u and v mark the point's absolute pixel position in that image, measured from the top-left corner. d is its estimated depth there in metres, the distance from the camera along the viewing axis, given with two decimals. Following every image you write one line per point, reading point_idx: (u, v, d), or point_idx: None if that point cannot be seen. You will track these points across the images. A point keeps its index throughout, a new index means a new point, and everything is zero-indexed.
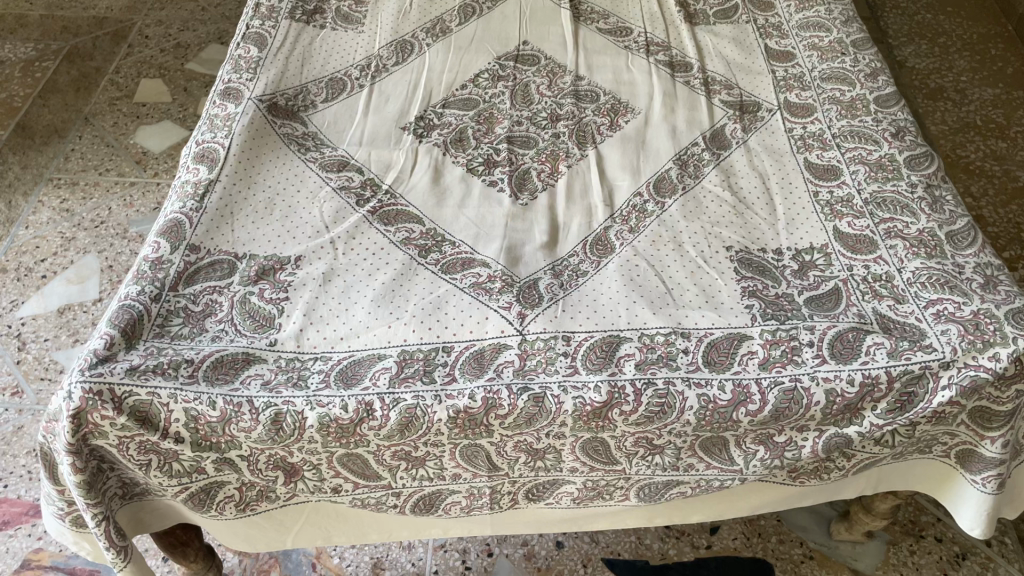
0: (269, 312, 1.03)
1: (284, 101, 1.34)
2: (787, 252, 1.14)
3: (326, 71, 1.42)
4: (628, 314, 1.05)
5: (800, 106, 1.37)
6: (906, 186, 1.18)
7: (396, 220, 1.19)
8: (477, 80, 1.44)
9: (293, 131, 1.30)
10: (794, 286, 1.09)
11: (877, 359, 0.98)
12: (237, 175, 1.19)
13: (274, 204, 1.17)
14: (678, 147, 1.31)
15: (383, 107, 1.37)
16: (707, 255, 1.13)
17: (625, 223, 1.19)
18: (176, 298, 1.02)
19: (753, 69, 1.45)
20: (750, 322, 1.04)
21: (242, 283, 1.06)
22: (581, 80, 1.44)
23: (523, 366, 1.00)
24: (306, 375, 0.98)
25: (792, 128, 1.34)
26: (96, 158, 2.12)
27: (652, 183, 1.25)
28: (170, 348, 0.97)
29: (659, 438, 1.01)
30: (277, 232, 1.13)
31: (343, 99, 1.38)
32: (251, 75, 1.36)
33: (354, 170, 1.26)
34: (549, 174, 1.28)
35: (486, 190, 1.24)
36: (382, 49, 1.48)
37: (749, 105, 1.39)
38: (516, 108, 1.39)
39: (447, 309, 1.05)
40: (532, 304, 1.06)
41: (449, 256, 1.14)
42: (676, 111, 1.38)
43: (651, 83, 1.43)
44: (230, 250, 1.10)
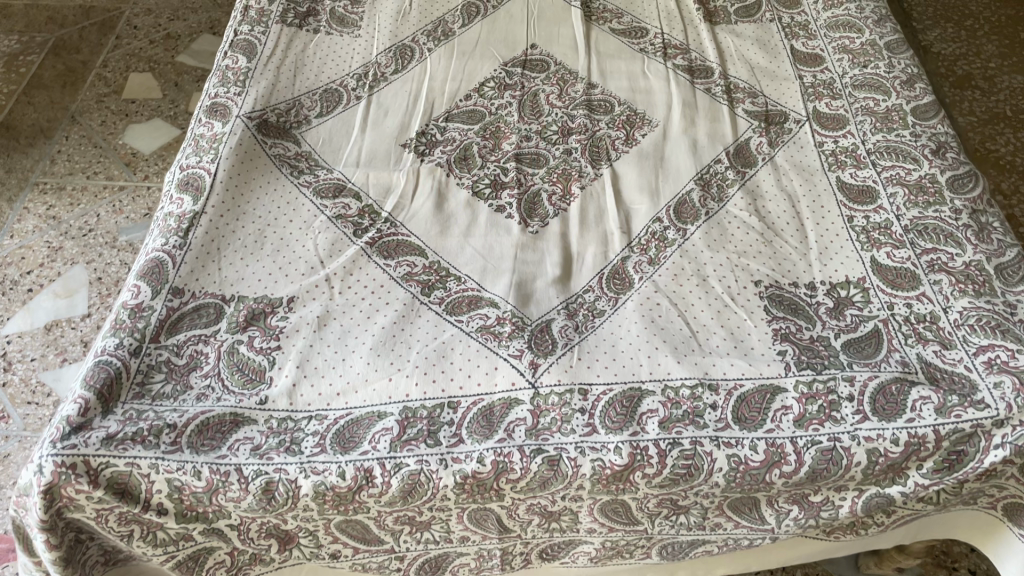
0: (259, 364, 0.95)
1: (275, 117, 1.24)
2: (821, 287, 1.05)
3: (320, 82, 1.32)
4: (650, 362, 0.96)
5: (830, 117, 1.27)
6: (950, 211, 1.09)
7: (397, 253, 1.10)
8: (483, 89, 1.34)
9: (285, 151, 1.21)
10: (829, 328, 1.00)
11: (923, 416, 0.90)
12: (225, 205, 1.10)
13: (265, 237, 1.09)
14: (699, 164, 1.22)
15: (382, 123, 1.28)
16: (735, 292, 1.04)
17: (644, 253, 1.10)
18: (157, 350, 0.94)
19: (779, 75, 1.35)
20: (784, 372, 0.95)
21: (229, 331, 0.98)
22: (593, 88, 1.34)
23: (536, 425, 0.91)
24: (299, 438, 0.89)
25: (822, 142, 1.24)
26: (84, 160, 2.02)
27: (673, 207, 1.16)
28: (150, 410, 0.89)
29: (684, 499, 0.93)
30: (268, 271, 1.05)
31: (338, 113, 1.29)
32: (239, 89, 1.27)
33: (350, 195, 1.16)
34: (561, 196, 1.19)
35: (494, 217, 1.15)
36: (380, 55, 1.38)
37: (775, 115, 1.29)
38: (524, 121, 1.29)
39: (452, 358, 0.97)
40: (546, 351, 0.97)
41: (454, 294, 1.05)
42: (696, 123, 1.28)
43: (670, 91, 1.33)
44: (217, 292, 1.01)
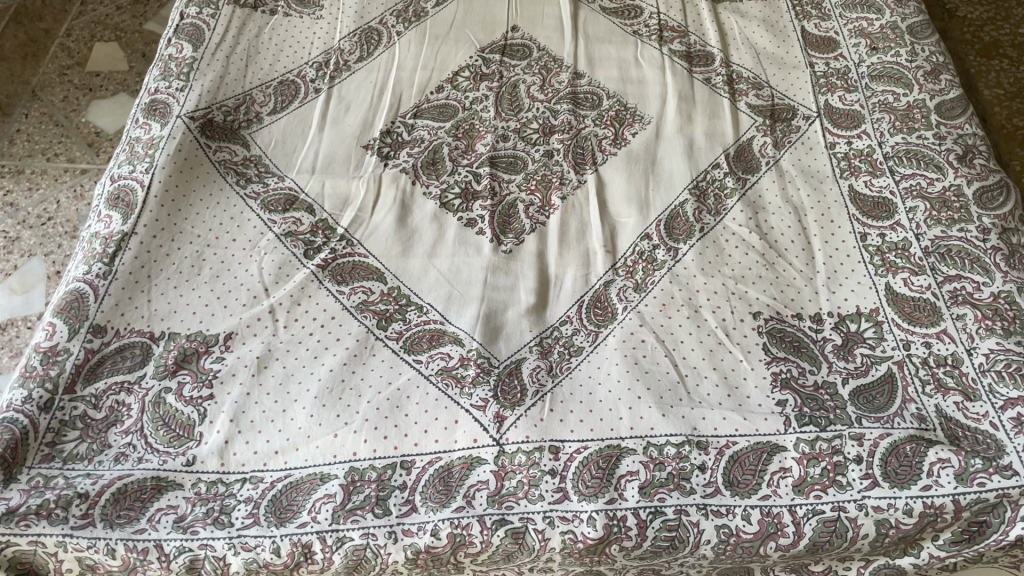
0: (187, 417, 0.84)
1: (222, 116, 1.12)
2: (828, 320, 0.93)
3: (275, 72, 1.19)
4: (631, 414, 0.84)
5: (844, 113, 1.13)
6: (976, 230, 0.96)
7: (351, 278, 0.98)
8: (457, 79, 1.20)
9: (232, 156, 1.08)
10: (836, 371, 0.88)
11: (941, 484, 0.78)
12: (159, 224, 0.98)
13: (203, 261, 0.97)
14: (694, 170, 1.09)
15: (342, 120, 1.15)
16: (730, 327, 0.92)
17: (630, 277, 0.98)
18: (71, 403, 0.83)
19: (787, 62, 1.21)
20: (783, 428, 0.83)
21: (156, 376, 0.87)
22: (580, 78, 1.21)
23: (499, 490, 0.80)
24: (230, 506, 0.79)
25: (833, 143, 1.11)
26: (44, 140, 1.90)
27: (663, 221, 1.03)
28: (60, 477, 0.79)
29: (667, 568, 0.83)
30: (204, 302, 0.93)
31: (294, 108, 1.15)
32: (183, 83, 1.14)
33: (303, 208, 1.04)
34: (539, 207, 1.06)
35: (462, 233, 1.03)
36: (343, 39, 1.24)
37: (782, 111, 1.15)
38: (501, 118, 1.16)
39: (407, 409, 0.85)
40: (513, 402, 0.85)
41: (413, 327, 0.93)
42: (693, 121, 1.15)
43: (665, 82, 1.19)
44: (146, 330, 0.90)
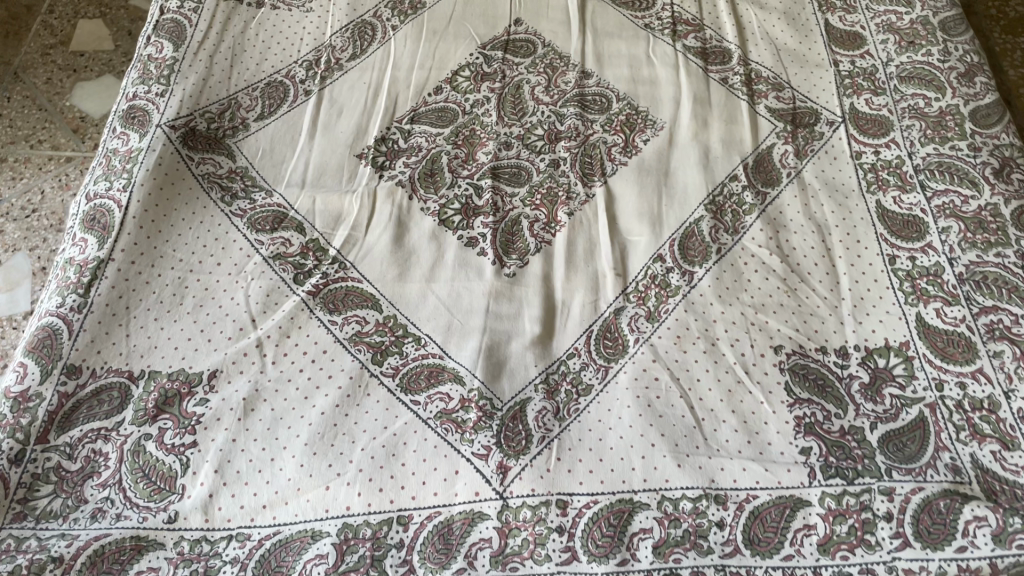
0: (169, 468, 0.79)
1: (205, 124, 1.04)
2: (854, 355, 0.87)
3: (262, 72, 1.11)
4: (644, 464, 0.79)
5: (871, 118, 1.06)
6: (1015, 256, 0.90)
7: (344, 306, 0.91)
8: (456, 79, 1.13)
9: (216, 168, 1.01)
10: (864, 415, 0.82)
11: (978, 546, 0.73)
12: (138, 248, 0.92)
13: (186, 288, 0.90)
14: (710, 183, 1.02)
15: (334, 126, 1.07)
16: (749, 363, 0.86)
17: (641, 304, 0.92)
18: (44, 455, 0.78)
19: (810, 60, 1.13)
20: (808, 481, 0.77)
21: (135, 421, 0.81)
22: (588, 78, 1.13)
23: (502, 549, 0.74)
24: (214, 568, 0.73)
25: (860, 152, 1.03)
26: (27, 126, 1.82)
27: (678, 241, 0.97)
28: (32, 538, 0.73)
29: None
30: (186, 336, 0.87)
31: (282, 113, 1.08)
32: (163, 88, 1.06)
33: (292, 226, 0.97)
34: (545, 224, 1.00)
35: (463, 254, 0.97)
36: (335, 35, 1.16)
37: (804, 115, 1.08)
38: (504, 123, 1.09)
39: (404, 458, 0.80)
40: (518, 450, 0.80)
41: (411, 362, 0.87)
42: (709, 127, 1.07)
43: (679, 82, 1.11)
44: (124, 369, 0.84)
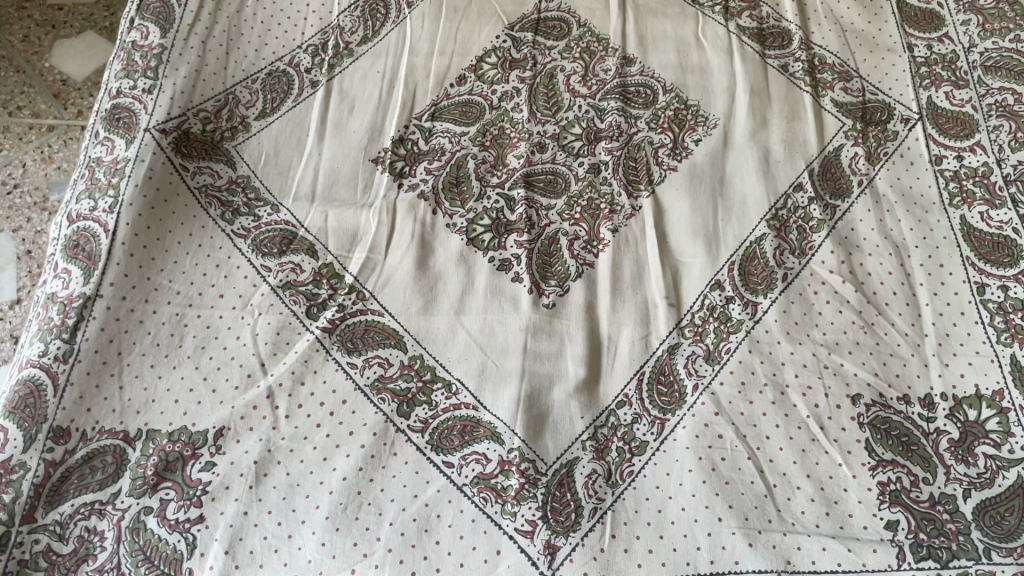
0: (173, 548, 0.69)
1: (200, 125, 0.92)
2: (941, 405, 0.77)
3: (262, 60, 0.98)
4: (711, 543, 0.70)
5: (952, 116, 0.94)
6: None
7: (364, 345, 0.81)
8: (481, 66, 1.00)
9: (214, 179, 0.89)
10: (955, 480, 0.73)
11: None
12: (129, 280, 0.81)
13: (185, 327, 0.80)
14: (772, 194, 0.91)
15: (345, 124, 0.95)
16: (824, 416, 0.76)
17: (699, 342, 0.82)
18: (32, 537, 0.69)
19: (880, 43, 1.00)
20: (897, 564, 0.68)
21: (133, 493, 0.72)
22: (630, 65, 1.00)
23: None
24: None
25: (940, 157, 0.92)
26: (4, 90, 1.58)
27: (737, 264, 0.86)
28: None
29: None
30: (188, 386, 0.77)
31: (287, 109, 0.95)
32: (151, 83, 0.94)
33: (302, 248, 0.86)
34: (587, 243, 0.88)
35: (495, 280, 0.86)
36: (343, 14, 1.03)
37: (876, 110, 0.96)
38: (537, 120, 0.96)
39: (439, 535, 0.70)
40: (567, 526, 0.71)
41: (441, 413, 0.77)
42: (768, 125, 0.95)
43: (733, 70, 0.99)
44: (119, 428, 0.74)
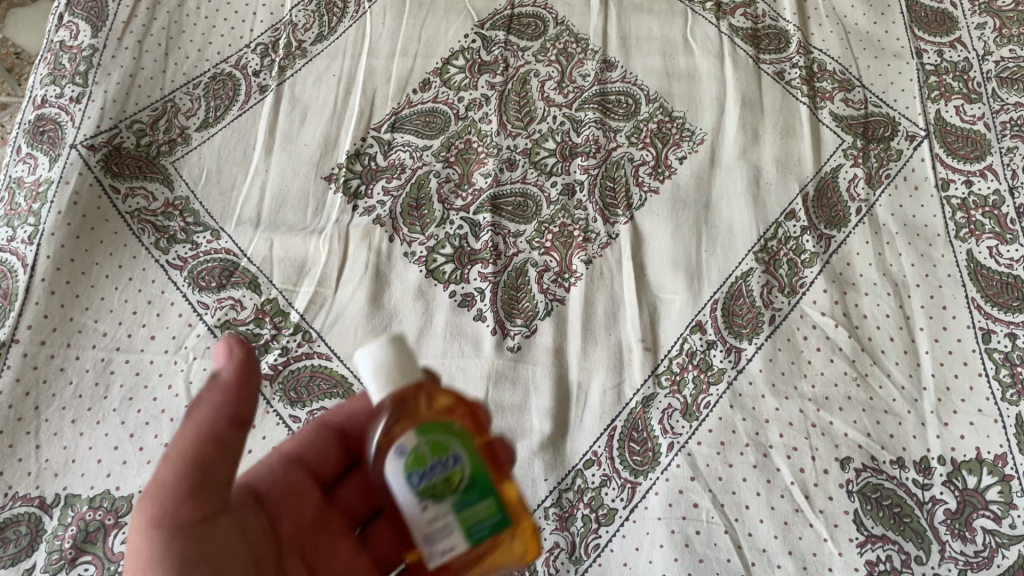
0: None
1: (134, 139, 0.84)
2: (938, 471, 0.71)
3: (205, 61, 0.89)
4: None
5: (962, 134, 0.86)
6: None
7: (309, 394, 0.74)
8: (447, 70, 0.91)
9: (149, 201, 0.81)
10: (951, 558, 0.67)
11: None
12: (50, 322, 0.74)
13: (111, 375, 0.73)
14: (762, 222, 0.82)
15: (295, 136, 0.86)
16: (810, 482, 0.70)
17: (676, 393, 0.75)
18: None
19: (886, 48, 0.91)
20: None
21: (48, 569, 0.65)
22: (610, 70, 0.91)
23: None
24: None
25: (948, 181, 0.83)
26: None
27: (721, 303, 0.78)
28: None
29: None
30: (112, 444, 0.70)
31: (231, 118, 0.87)
32: (80, 90, 0.85)
33: (244, 282, 0.78)
34: (557, 275, 0.81)
35: (456, 319, 0.78)
36: (296, 8, 0.93)
37: (879, 124, 0.87)
38: (507, 133, 0.88)
39: None
40: None
41: None
42: (760, 141, 0.87)
43: (723, 77, 0.90)
44: (34, 494, 0.68)
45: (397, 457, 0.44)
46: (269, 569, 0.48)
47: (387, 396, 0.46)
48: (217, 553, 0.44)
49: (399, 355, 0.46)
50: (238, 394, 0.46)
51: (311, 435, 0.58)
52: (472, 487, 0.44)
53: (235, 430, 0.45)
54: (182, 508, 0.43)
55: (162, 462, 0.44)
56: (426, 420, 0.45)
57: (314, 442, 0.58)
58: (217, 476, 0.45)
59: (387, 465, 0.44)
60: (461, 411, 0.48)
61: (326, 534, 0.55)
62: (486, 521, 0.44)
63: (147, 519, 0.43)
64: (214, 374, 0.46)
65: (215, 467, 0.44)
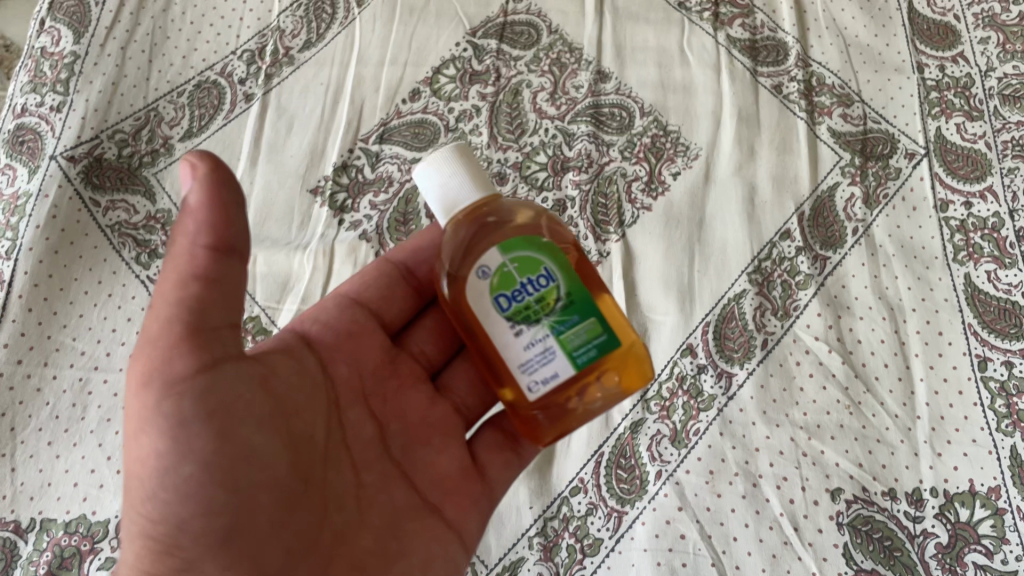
0: None
1: (115, 150, 0.82)
2: (931, 503, 0.69)
3: (189, 69, 0.87)
4: None
5: (963, 152, 0.84)
6: None
7: None
8: (438, 79, 0.89)
9: (129, 215, 0.79)
10: None
11: None
12: (27, 340, 0.73)
13: (89, 395, 0.71)
14: (756, 240, 0.81)
15: (281, 147, 0.85)
16: (799, 514, 0.69)
17: (665, 419, 0.73)
18: None
19: (886, 61, 0.89)
20: None
21: None
22: (604, 81, 0.89)
23: None
24: None
25: (947, 202, 0.82)
26: None
27: (712, 325, 0.77)
28: None
29: None
30: (89, 467, 0.69)
31: (216, 128, 0.85)
32: (61, 99, 0.83)
33: None
34: None
35: None
36: (284, 13, 0.91)
37: (878, 141, 0.85)
38: (497, 145, 0.86)
39: None
40: None
41: None
42: (756, 156, 0.85)
43: (719, 90, 0.88)
44: (9, 518, 0.67)
45: (483, 279, 0.53)
46: (294, 417, 0.49)
47: (462, 211, 0.56)
48: (227, 396, 0.45)
49: (466, 168, 0.56)
50: (218, 216, 0.45)
51: (378, 282, 0.65)
52: (568, 308, 0.52)
53: (223, 260, 0.46)
54: (174, 358, 0.44)
55: (154, 305, 0.45)
56: (506, 238, 0.54)
57: (379, 286, 0.65)
58: (212, 318, 0.45)
59: (473, 285, 0.53)
60: (542, 221, 0.56)
61: (393, 381, 0.60)
62: (588, 343, 0.51)
63: (139, 380, 0.44)
64: (183, 197, 0.45)
65: (209, 306, 0.45)
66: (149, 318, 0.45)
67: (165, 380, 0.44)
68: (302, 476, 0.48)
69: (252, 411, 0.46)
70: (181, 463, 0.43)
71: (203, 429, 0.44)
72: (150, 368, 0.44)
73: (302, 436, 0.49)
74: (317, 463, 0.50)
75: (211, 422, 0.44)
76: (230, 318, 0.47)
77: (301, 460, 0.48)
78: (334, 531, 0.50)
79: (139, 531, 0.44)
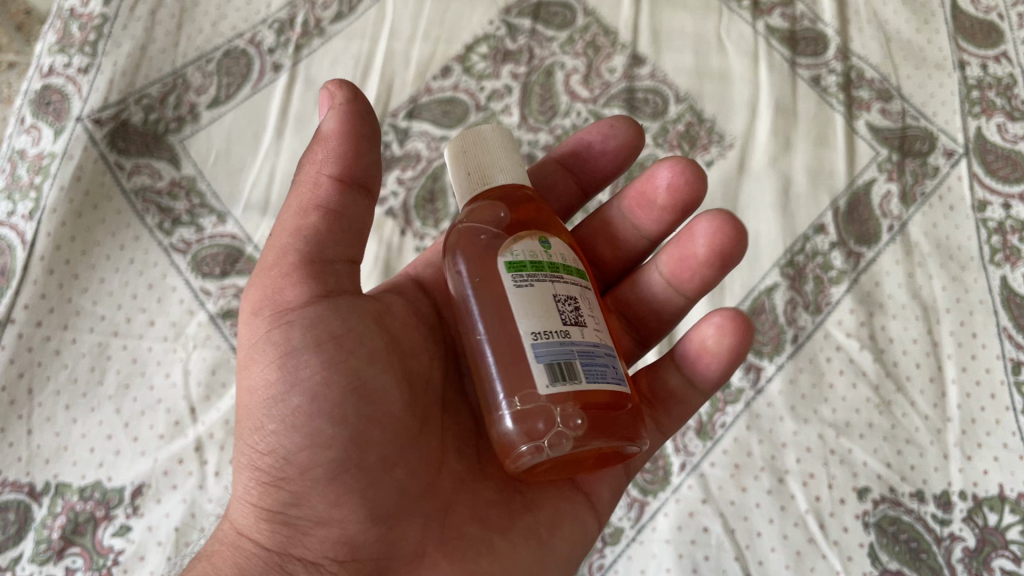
0: None
1: (141, 115, 0.81)
2: (959, 507, 0.68)
3: (219, 36, 0.86)
4: None
5: (1003, 152, 0.82)
6: None
7: None
8: (470, 57, 0.88)
9: (154, 180, 0.79)
10: None
11: None
12: (47, 303, 0.71)
13: (108, 359, 0.70)
14: (789, 233, 0.79)
15: (308, 119, 0.83)
16: (825, 512, 0.67)
17: None
18: None
19: (927, 58, 0.88)
20: None
21: (35, 559, 0.63)
22: (639, 66, 0.88)
23: None
24: None
25: (985, 203, 0.80)
26: None
27: None
28: None
29: None
30: (106, 432, 0.68)
31: (244, 97, 0.84)
32: (88, 61, 0.82)
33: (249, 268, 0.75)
34: None
35: None
36: None
37: (916, 138, 0.83)
38: (528, 126, 0.84)
39: None
40: None
41: None
42: (792, 149, 0.83)
43: (756, 80, 0.86)
44: (24, 481, 0.66)
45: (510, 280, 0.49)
46: (404, 352, 0.49)
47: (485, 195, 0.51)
48: (339, 326, 0.45)
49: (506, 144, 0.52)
50: (348, 146, 0.46)
51: None
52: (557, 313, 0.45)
53: (346, 192, 0.47)
54: (287, 289, 0.45)
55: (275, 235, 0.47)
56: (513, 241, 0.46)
57: None
58: (331, 252, 0.47)
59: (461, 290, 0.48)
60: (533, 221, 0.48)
61: None
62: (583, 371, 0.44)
63: (252, 309, 0.46)
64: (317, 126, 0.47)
65: (329, 240, 0.46)
66: (271, 249, 0.47)
67: (277, 309, 0.45)
68: (414, 414, 0.48)
69: (365, 341, 0.46)
70: (290, 395, 0.44)
71: (315, 358, 0.44)
72: (263, 298, 0.46)
73: (414, 375, 0.49)
74: (429, 405, 0.50)
75: (323, 349, 0.45)
76: (347, 256, 0.48)
77: (413, 395, 0.48)
78: (452, 475, 0.49)
79: (246, 465, 0.45)
